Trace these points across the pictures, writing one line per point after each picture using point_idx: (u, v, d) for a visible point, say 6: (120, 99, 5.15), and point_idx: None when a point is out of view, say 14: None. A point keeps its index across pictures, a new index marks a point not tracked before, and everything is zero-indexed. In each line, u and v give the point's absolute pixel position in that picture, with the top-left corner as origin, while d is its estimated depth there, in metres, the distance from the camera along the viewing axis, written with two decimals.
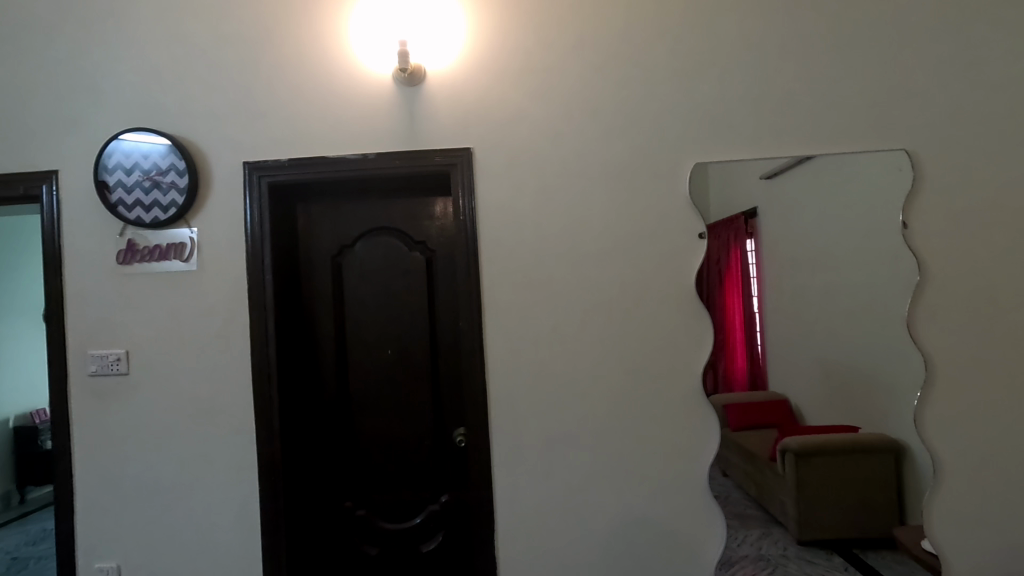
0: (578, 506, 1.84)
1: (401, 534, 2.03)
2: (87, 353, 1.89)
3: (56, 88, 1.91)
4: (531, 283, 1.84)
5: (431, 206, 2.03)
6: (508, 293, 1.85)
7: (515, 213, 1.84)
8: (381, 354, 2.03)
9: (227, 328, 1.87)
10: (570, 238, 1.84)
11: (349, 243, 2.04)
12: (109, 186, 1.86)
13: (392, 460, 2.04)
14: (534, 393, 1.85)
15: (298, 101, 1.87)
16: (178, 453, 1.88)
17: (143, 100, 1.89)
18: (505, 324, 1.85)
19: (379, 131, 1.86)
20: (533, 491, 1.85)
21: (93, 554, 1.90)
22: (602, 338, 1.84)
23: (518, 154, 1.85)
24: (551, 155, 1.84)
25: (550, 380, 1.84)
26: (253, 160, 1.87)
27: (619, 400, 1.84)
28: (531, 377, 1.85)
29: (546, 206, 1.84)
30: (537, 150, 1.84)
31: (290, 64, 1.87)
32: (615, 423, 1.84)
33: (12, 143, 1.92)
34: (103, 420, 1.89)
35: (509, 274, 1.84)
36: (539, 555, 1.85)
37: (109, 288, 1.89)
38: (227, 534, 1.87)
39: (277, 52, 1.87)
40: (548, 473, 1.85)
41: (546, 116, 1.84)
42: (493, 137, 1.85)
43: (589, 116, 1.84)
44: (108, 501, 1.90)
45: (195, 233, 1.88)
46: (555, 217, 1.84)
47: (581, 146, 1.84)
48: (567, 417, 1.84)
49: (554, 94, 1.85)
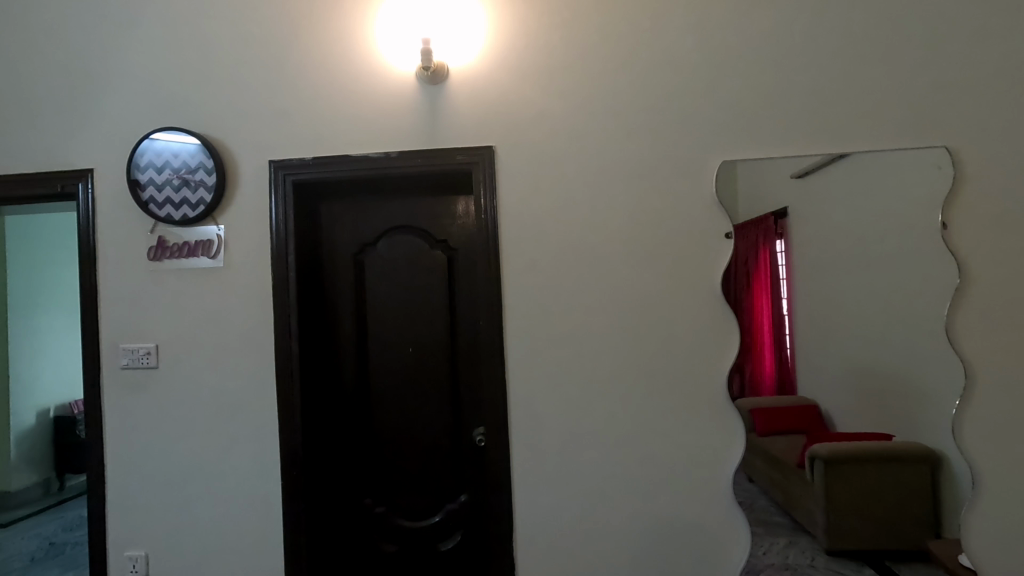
0: (598, 509, 1.82)
1: (420, 532, 2.03)
2: (119, 347, 1.94)
3: (91, 89, 1.97)
4: (552, 282, 1.82)
5: (452, 204, 2.03)
6: (528, 291, 1.83)
7: (537, 212, 1.83)
8: (402, 352, 2.04)
9: (252, 324, 1.90)
10: (592, 237, 1.81)
11: (371, 241, 2.05)
12: (141, 183, 1.91)
13: (412, 458, 2.04)
14: (553, 394, 1.83)
15: (323, 100, 1.88)
16: (204, 446, 1.92)
17: (173, 100, 1.93)
18: (526, 324, 1.83)
19: (402, 129, 1.86)
20: (553, 492, 1.83)
21: (122, 542, 1.95)
22: (624, 339, 1.81)
23: (540, 151, 1.83)
24: (574, 153, 1.82)
25: (571, 380, 1.82)
26: (278, 158, 1.90)
27: (641, 401, 1.81)
28: (551, 378, 1.83)
29: (568, 204, 1.82)
30: (558, 147, 1.82)
31: (315, 62, 1.89)
32: (636, 426, 1.81)
33: (50, 142, 1.98)
34: (134, 412, 1.94)
35: (530, 274, 1.83)
36: (558, 556, 1.83)
37: (140, 284, 1.94)
38: (250, 527, 1.90)
39: (302, 51, 1.89)
40: (568, 474, 1.82)
41: (569, 114, 1.82)
42: (515, 135, 1.83)
43: (613, 114, 1.81)
44: (137, 491, 1.94)
45: (222, 230, 1.91)
46: (578, 215, 1.82)
47: (604, 143, 1.81)
48: (586, 419, 1.82)
49: (578, 91, 1.82)
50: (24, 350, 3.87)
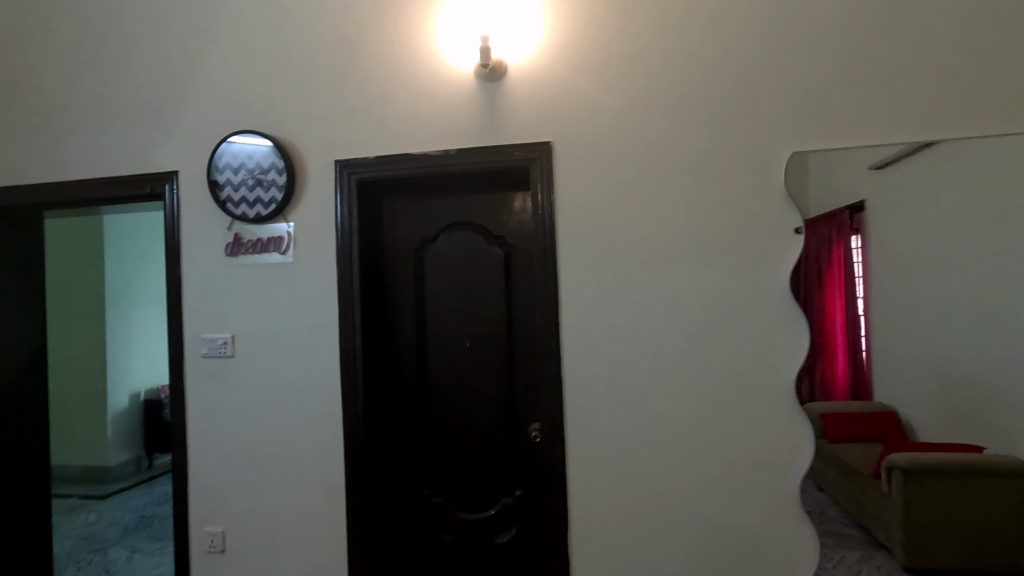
0: (655, 510, 1.78)
1: (476, 525, 2.07)
2: (200, 337, 2.08)
3: (174, 95, 2.11)
4: (609, 279, 1.80)
5: (509, 201, 2.04)
6: (585, 287, 1.81)
7: (595, 207, 1.81)
8: (459, 347, 2.07)
9: (319, 317, 1.99)
10: (651, 233, 1.77)
11: (430, 237, 2.09)
12: (220, 184, 2.04)
13: (468, 451, 2.07)
14: (610, 391, 1.80)
15: (386, 99, 1.94)
16: (274, 431, 2.03)
17: (248, 104, 2.04)
18: (582, 320, 1.82)
19: (461, 127, 1.89)
20: (609, 491, 1.81)
21: (202, 518, 2.09)
22: (683, 337, 1.76)
23: (598, 146, 1.80)
24: (633, 147, 1.78)
25: (628, 379, 1.79)
26: (343, 158, 1.97)
27: (701, 402, 1.75)
28: (608, 376, 1.80)
29: (626, 199, 1.79)
30: (617, 142, 1.79)
31: (378, 62, 1.95)
32: (695, 426, 1.75)
33: (139, 146, 2.13)
34: (213, 398, 2.08)
35: (587, 270, 1.81)
36: (614, 556, 1.81)
37: (219, 278, 2.07)
38: (316, 510, 2.00)
39: (366, 52, 1.96)
40: (624, 474, 1.80)
41: (628, 107, 1.79)
42: (573, 129, 1.82)
43: (674, 106, 1.76)
44: (215, 471, 2.08)
45: (292, 227, 2.01)
46: (637, 211, 1.78)
47: (665, 135, 1.77)
48: (643, 418, 1.79)
49: (637, 84, 1.78)
50: (119, 339, 4.23)
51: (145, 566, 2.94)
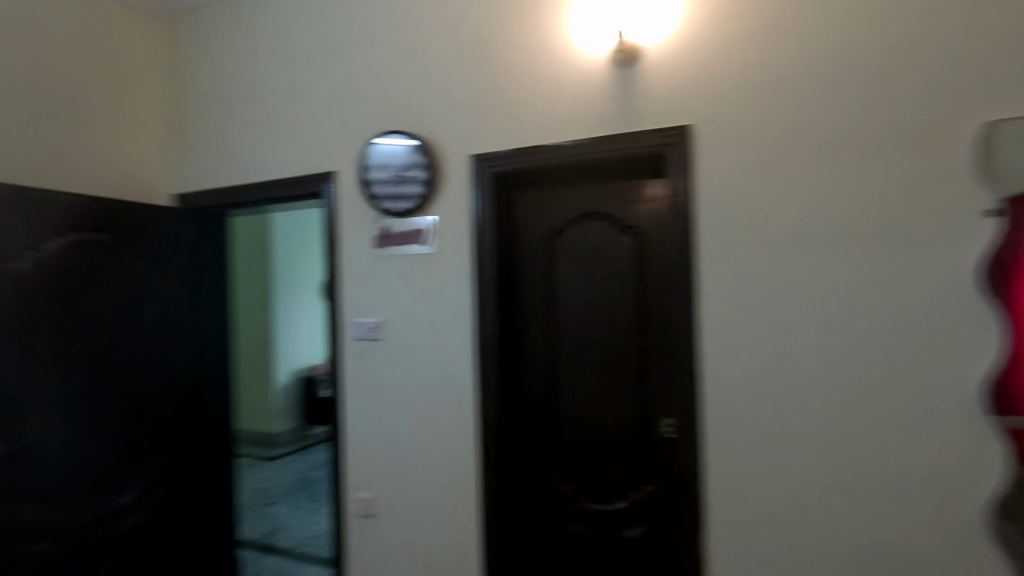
0: (802, 519, 1.65)
1: (605, 516, 2.06)
2: (354, 321, 2.29)
3: (330, 102, 2.31)
4: (752, 269, 1.69)
5: (643, 189, 1.99)
6: (725, 279, 1.72)
7: (736, 193, 1.70)
8: (589, 337, 2.07)
9: (457, 305, 2.10)
10: (802, 218, 1.63)
11: (561, 228, 2.10)
12: (369, 181, 2.21)
13: (598, 443, 2.07)
14: (752, 390, 1.70)
15: (520, 94, 1.99)
16: (416, 410, 2.18)
17: (393, 106, 2.20)
18: (721, 312, 1.73)
19: (594, 117, 1.88)
20: (749, 494, 1.71)
21: (355, 485, 2.31)
22: (838, 333, 1.60)
23: (741, 127, 1.69)
24: (782, 126, 1.65)
25: (772, 375, 1.67)
26: (479, 153, 2.06)
27: (859, 405, 1.58)
28: (749, 372, 1.70)
29: (773, 183, 1.66)
30: (763, 121, 1.67)
31: (513, 58, 2.00)
32: (852, 432, 1.59)
33: (300, 150, 2.37)
34: (364, 378, 2.28)
35: (727, 259, 1.71)
36: (754, 564, 1.70)
37: (369, 268, 2.26)
38: (453, 487, 2.12)
39: (501, 49, 2.01)
40: (767, 477, 1.68)
41: (776, 83, 1.65)
42: (713, 111, 1.72)
43: (831, 79, 1.60)
44: (365, 444, 2.28)
45: (434, 220, 2.14)
46: (786, 196, 1.65)
47: (820, 111, 1.61)
48: (789, 419, 1.66)
49: (788, 57, 1.64)
50: (281, 323, 4.80)
51: (307, 522, 3.35)
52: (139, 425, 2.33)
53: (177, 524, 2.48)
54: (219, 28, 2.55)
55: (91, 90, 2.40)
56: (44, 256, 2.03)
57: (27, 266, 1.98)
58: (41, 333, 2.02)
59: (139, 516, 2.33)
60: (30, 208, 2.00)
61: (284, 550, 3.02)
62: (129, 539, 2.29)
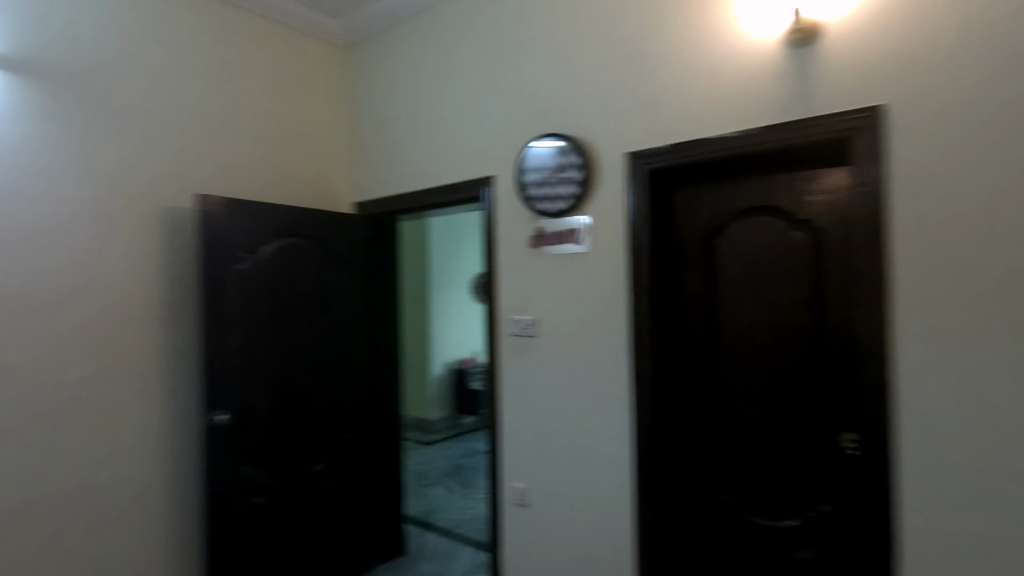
0: None
1: (772, 533, 1.92)
2: (510, 318, 2.39)
3: (489, 110, 2.44)
4: (964, 267, 1.46)
5: (821, 179, 1.81)
6: (926, 278, 1.50)
7: (943, 179, 1.48)
8: (755, 340, 1.94)
9: (611, 304, 2.10)
10: None
11: (723, 224, 1.99)
12: (526, 184, 2.29)
13: (763, 453, 1.93)
14: (959, 406, 1.47)
15: (680, 87, 1.93)
16: (570, 406, 2.22)
17: (549, 109, 2.26)
18: (920, 316, 1.51)
19: (763, 104, 1.76)
20: (957, 527, 1.48)
21: (510, 475, 2.41)
22: None
23: (950, 103, 1.47)
24: (1006, 98, 1.40)
25: (989, 390, 1.43)
26: (636, 150, 2.03)
27: None
28: (959, 386, 1.47)
29: (992, 167, 1.42)
30: (980, 95, 1.43)
31: (672, 50, 1.94)
32: None
33: (461, 157, 2.54)
34: (519, 372, 2.37)
35: (930, 256, 1.50)
36: None
37: (525, 267, 2.34)
38: (606, 485, 2.13)
39: (659, 42, 1.97)
40: (982, 509, 1.45)
41: (998, 49, 1.41)
42: (913, 87, 1.51)
43: None
44: (521, 436, 2.38)
45: (587, 220, 2.16)
46: (1009, 180, 1.40)
47: None
48: (1012, 443, 1.41)
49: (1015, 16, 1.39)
50: (437, 318, 5.19)
51: (462, 504, 3.58)
52: (329, 405, 2.67)
53: (357, 494, 2.81)
54: (392, 51, 2.83)
55: (293, 117, 2.80)
56: (260, 258, 2.43)
57: (248, 267, 2.39)
58: (258, 323, 2.42)
59: (328, 484, 2.68)
60: (251, 219, 2.40)
61: (443, 528, 3.27)
62: (321, 503, 2.65)
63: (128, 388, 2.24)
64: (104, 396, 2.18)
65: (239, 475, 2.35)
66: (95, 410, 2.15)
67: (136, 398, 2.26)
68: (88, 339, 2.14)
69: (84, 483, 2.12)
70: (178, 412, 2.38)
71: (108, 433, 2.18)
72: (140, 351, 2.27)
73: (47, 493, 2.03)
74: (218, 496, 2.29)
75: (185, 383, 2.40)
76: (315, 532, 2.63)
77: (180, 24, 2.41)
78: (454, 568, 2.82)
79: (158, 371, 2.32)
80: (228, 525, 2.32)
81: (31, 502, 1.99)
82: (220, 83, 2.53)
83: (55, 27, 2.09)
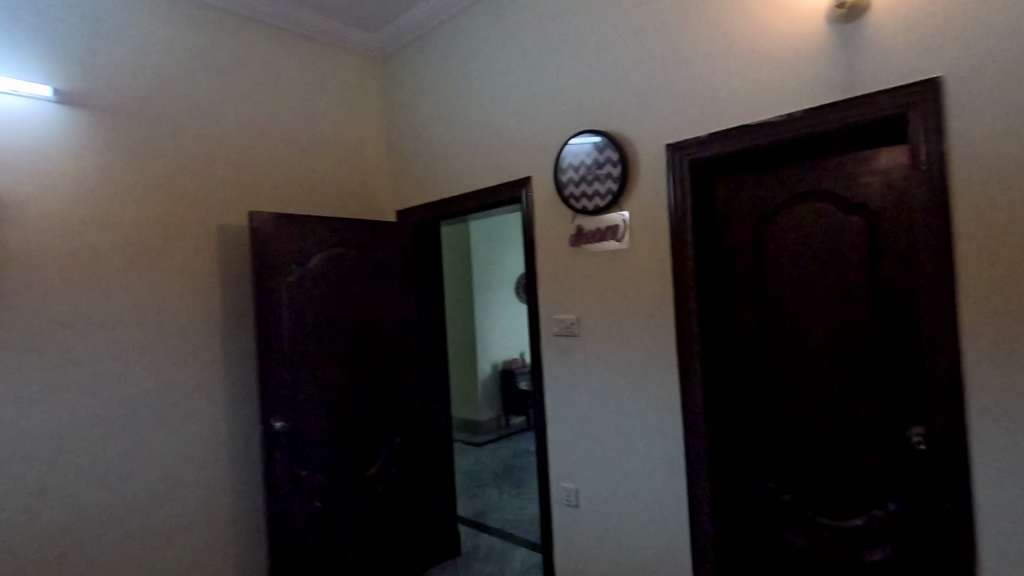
0: None
1: (837, 533, 1.83)
2: (553, 318, 2.38)
3: (524, 110, 2.45)
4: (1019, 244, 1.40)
5: (876, 159, 1.71)
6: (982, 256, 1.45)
7: (992, 154, 1.43)
8: (810, 333, 1.84)
9: (655, 299, 2.06)
10: None
11: (771, 213, 1.91)
12: (564, 182, 2.28)
13: (810, 449, 1.87)
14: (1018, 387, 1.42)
15: (732, 67, 1.85)
16: (616, 406, 2.19)
17: (582, 106, 2.25)
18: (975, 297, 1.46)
19: (833, 74, 1.66)
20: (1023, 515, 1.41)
21: (560, 476, 2.40)
22: None
23: (1002, 74, 1.41)
24: None
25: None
26: (675, 142, 1.99)
27: None
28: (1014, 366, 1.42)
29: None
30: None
31: (725, 26, 1.87)
32: None
33: (499, 159, 2.56)
34: (563, 372, 2.36)
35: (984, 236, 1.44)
36: None
37: (565, 266, 2.33)
38: (657, 483, 2.09)
39: (708, 21, 1.91)
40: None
41: None
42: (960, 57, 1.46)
43: None
44: (568, 435, 2.35)
45: (626, 215, 2.13)
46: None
47: None
48: None
49: None
50: (482, 318, 5.25)
51: (513, 505, 3.60)
52: (380, 410, 2.74)
53: (409, 496, 2.86)
54: (428, 60, 2.88)
55: (336, 132, 2.89)
56: (308, 269, 2.51)
57: (297, 279, 2.47)
58: (308, 332, 2.50)
59: (382, 486, 2.75)
60: (297, 232, 2.49)
61: (496, 529, 3.29)
62: (375, 505, 2.72)
63: (193, 399, 2.37)
64: (172, 408, 2.31)
65: (298, 480, 2.44)
66: (164, 421, 2.29)
67: (201, 407, 2.39)
68: (155, 351, 2.28)
69: (156, 488, 2.25)
70: (239, 419, 2.50)
71: (176, 442, 2.31)
72: (202, 362, 2.40)
73: (125, 500, 2.18)
74: (279, 499, 2.38)
75: (244, 391, 2.52)
76: (370, 534, 2.69)
77: (225, 50, 2.54)
78: (509, 569, 2.82)
79: (218, 380, 2.44)
80: (289, 527, 2.41)
81: (111, 506, 2.15)
82: (264, 104, 2.64)
83: (112, 62, 2.24)
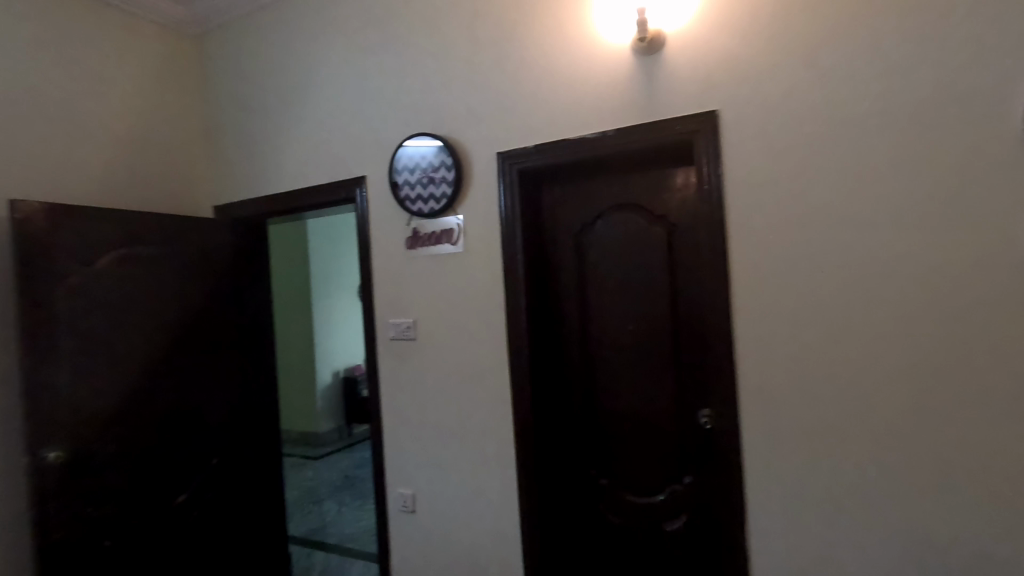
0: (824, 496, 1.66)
1: (644, 509, 2.05)
2: (389, 321, 2.33)
3: (358, 108, 2.36)
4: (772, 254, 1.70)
5: (672, 177, 1.95)
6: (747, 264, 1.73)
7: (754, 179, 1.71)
8: (622, 331, 2.04)
9: (488, 301, 2.12)
10: (817, 203, 1.65)
11: (589, 222, 2.08)
12: (399, 184, 2.25)
13: (622, 435, 2.07)
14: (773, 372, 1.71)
15: (555, 84, 1.98)
16: (452, 407, 2.21)
17: (417, 109, 2.23)
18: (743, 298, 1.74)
19: (640, 99, 1.86)
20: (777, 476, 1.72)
21: (397, 482, 2.35)
22: (849, 305, 1.62)
23: (760, 113, 1.70)
24: (791, 108, 1.66)
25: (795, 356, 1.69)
26: (505, 150, 2.08)
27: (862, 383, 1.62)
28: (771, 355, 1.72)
29: (785, 166, 1.67)
30: (776, 104, 1.68)
31: (549, 46, 1.99)
32: (872, 410, 1.61)
33: (331, 156, 2.44)
34: (400, 376, 2.32)
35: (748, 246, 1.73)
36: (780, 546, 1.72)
37: (402, 269, 2.29)
38: (490, 480, 2.15)
39: (534, 39, 2.02)
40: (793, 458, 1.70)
41: (788, 70, 1.67)
42: (732, 96, 1.73)
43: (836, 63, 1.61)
44: (405, 440, 2.32)
45: (460, 219, 2.17)
46: (795, 177, 1.67)
47: (822, 94, 1.63)
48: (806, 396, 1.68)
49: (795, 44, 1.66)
50: (321, 323, 4.96)
51: (352, 518, 3.45)
52: (192, 428, 2.44)
53: (229, 520, 2.59)
54: (251, 43, 2.64)
55: (136, 112, 2.51)
56: (96, 270, 2.14)
57: (80, 281, 2.09)
58: (96, 344, 2.13)
59: (195, 514, 2.45)
60: (80, 225, 2.11)
61: (332, 545, 3.12)
62: (185, 535, 2.42)
63: None
64: None
65: (81, 518, 2.06)
66: None
67: None
68: None
69: None
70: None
71: None
72: None
73: None
74: (54, 544, 1.99)
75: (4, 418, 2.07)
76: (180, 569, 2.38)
77: None
78: None
79: None
80: None
81: None
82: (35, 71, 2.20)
83: None
